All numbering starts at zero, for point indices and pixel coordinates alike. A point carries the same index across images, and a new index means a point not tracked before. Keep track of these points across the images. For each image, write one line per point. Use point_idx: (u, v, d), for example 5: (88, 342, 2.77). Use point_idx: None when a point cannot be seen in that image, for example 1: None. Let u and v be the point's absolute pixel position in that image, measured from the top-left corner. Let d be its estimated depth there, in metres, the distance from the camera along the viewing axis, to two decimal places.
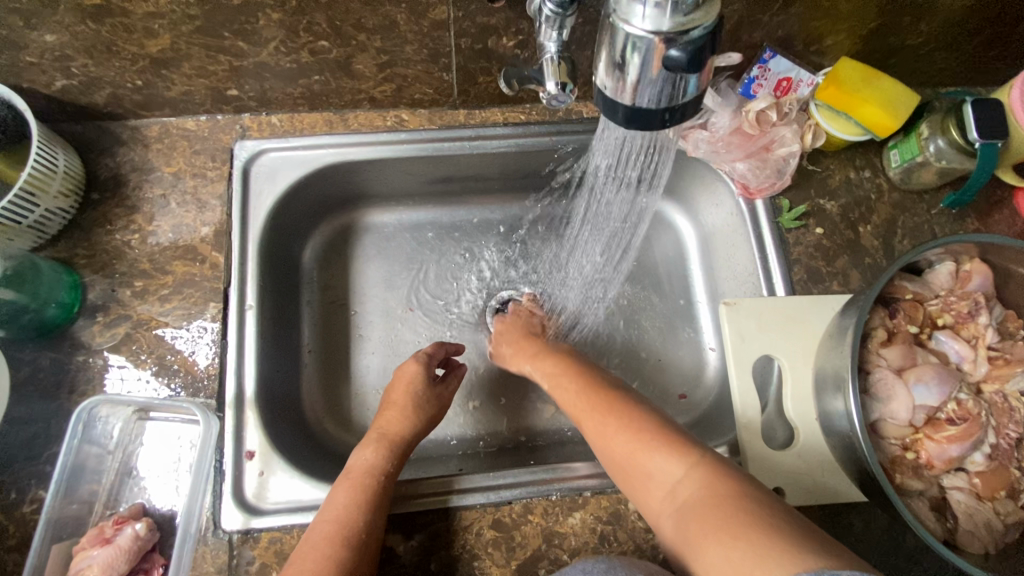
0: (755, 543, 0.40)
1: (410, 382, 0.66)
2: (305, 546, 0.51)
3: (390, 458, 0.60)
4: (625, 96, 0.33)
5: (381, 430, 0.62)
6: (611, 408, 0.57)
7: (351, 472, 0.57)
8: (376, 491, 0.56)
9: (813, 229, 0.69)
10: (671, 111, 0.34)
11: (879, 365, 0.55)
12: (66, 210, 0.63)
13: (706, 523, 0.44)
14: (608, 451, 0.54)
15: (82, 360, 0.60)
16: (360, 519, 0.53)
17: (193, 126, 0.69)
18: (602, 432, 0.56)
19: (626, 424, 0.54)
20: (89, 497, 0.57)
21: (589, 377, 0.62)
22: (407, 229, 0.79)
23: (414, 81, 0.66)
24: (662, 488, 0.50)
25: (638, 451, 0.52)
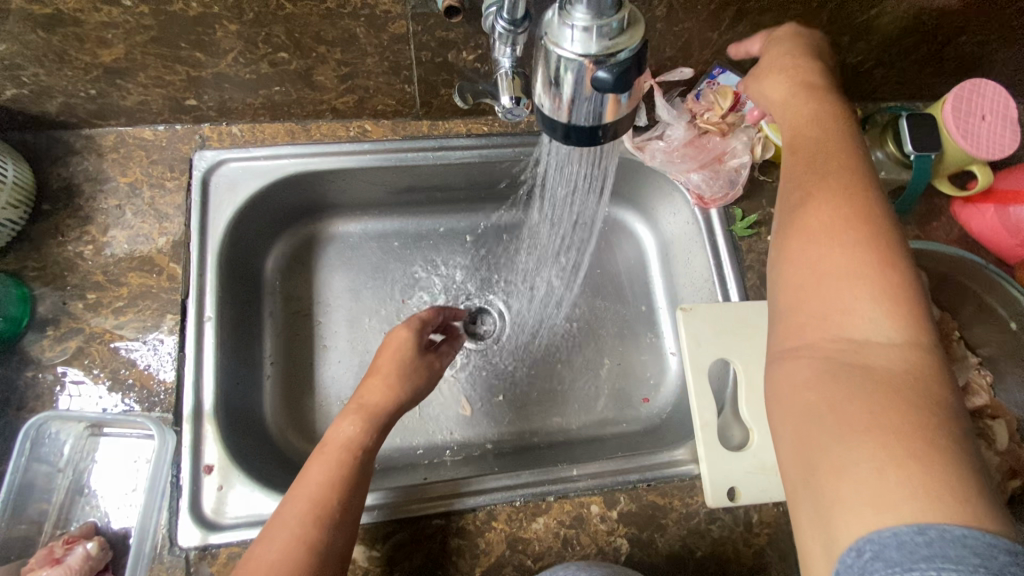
0: (906, 462, 0.32)
1: (399, 348, 0.64)
2: (274, 525, 0.50)
3: (370, 432, 0.58)
4: (561, 115, 0.35)
5: (360, 401, 0.60)
6: (866, 232, 0.39)
7: (329, 448, 0.55)
8: (353, 467, 0.54)
9: (765, 237, 0.72)
10: (605, 128, 0.36)
11: None
12: (16, 221, 0.62)
13: (870, 408, 0.34)
14: (809, 270, 0.40)
15: (31, 375, 0.59)
16: (337, 498, 0.51)
17: (151, 135, 0.68)
18: (826, 253, 0.40)
19: (867, 255, 0.38)
20: (39, 517, 0.55)
21: (834, 197, 0.41)
22: (373, 237, 0.80)
23: (376, 92, 0.66)
24: (840, 333, 0.38)
25: (852, 287, 0.38)
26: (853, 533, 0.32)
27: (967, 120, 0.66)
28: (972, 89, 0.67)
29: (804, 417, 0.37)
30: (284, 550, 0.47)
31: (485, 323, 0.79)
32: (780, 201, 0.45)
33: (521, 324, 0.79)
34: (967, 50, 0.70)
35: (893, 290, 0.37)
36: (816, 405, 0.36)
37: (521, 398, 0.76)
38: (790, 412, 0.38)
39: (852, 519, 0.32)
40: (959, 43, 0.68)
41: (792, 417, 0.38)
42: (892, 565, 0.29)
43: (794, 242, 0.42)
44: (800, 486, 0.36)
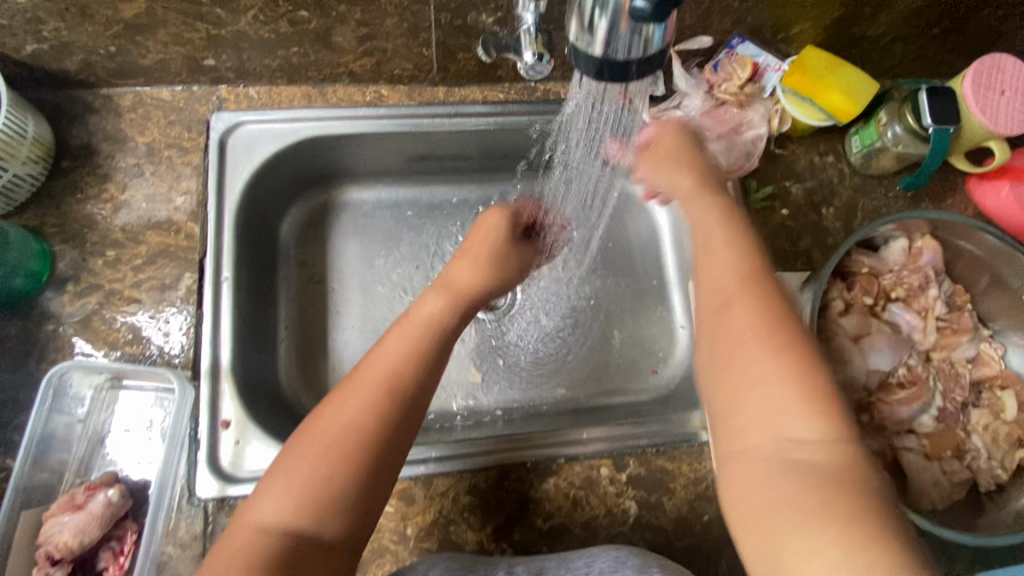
0: (864, 554, 0.33)
1: (492, 233, 0.67)
2: (347, 391, 0.49)
3: (454, 309, 0.59)
4: (596, 49, 0.35)
5: (452, 278, 0.62)
6: (781, 332, 0.43)
7: (413, 320, 0.56)
8: (432, 339, 0.55)
9: (778, 210, 0.73)
10: (639, 64, 0.36)
11: (838, 333, 0.57)
12: (36, 177, 0.62)
13: (822, 507, 0.36)
14: (737, 371, 0.42)
15: (51, 329, 0.59)
16: (413, 372, 0.51)
17: (169, 96, 0.68)
18: (751, 356, 0.42)
19: (787, 354, 0.41)
20: (60, 466, 0.56)
21: (748, 296, 0.44)
22: (386, 205, 0.80)
23: (393, 56, 0.66)
24: (779, 434, 0.39)
25: (781, 386, 0.40)
26: None
27: (987, 94, 0.65)
28: (992, 64, 0.66)
29: (763, 521, 0.38)
30: (362, 411, 0.47)
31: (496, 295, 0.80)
32: (700, 305, 0.48)
33: (532, 296, 0.80)
34: (990, 24, 0.69)
35: (815, 383, 0.40)
36: (772, 507, 0.37)
37: (532, 366, 0.77)
38: (748, 515, 0.39)
39: None
40: (981, 17, 0.68)
41: (750, 520, 0.38)
42: None
43: (723, 344, 0.44)
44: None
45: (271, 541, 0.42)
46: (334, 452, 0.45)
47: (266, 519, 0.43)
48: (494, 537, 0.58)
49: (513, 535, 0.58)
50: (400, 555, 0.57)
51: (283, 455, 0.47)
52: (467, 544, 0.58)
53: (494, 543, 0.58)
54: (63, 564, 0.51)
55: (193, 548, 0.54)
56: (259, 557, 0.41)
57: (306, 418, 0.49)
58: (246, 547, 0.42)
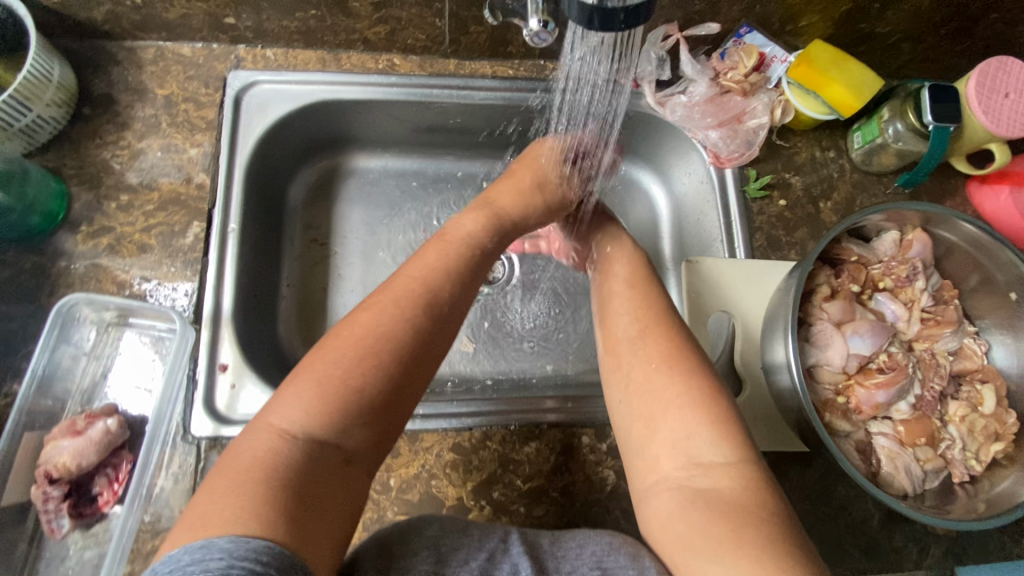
0: (762, 558, 0.39)
1: (538, 158, 0.69)
2: (379, 301, 0.51)
3: (489, 233, 0.61)
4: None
5: (495, 202, 0.65)
6: (684, 371, 0.52)
7: (453, 236, 0.59)
8: (467, 258, 0.57)
9: (776, 200, 0.74)
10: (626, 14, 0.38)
11: (821, 318, 0.58)
12: (58, 120, 0.64)
13: (726, 521, 0.42)
14: (649, 408, 0.52)
15: (63, 266, 0.62)
16: (446, 289, 0.54)
17: (189, 52, 0.70)
18: (660, 392, 0.52)
19: (691, 392, 0.51)
20: (63, 396, 0.58)
21: (658, 339, 0.55)
22: (392, 174, 0.82)
23: (407, 25, 0.68)
24: (687, 459, 0.48)
25: (686, 418, 0.50)
26: None
27: (990, 96, 0.66)
28: (997, 67, 0.67)
29: (676, 539, 0.44)
30: (391, 325, 0.49)
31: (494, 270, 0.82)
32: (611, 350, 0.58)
33: (529, 274, 0.82)
34: (998, 27, 0.69)
35: (712, 412, 0.50)
36: (681, 526, 0.45)
37: (523, 340, 0.79)
38: (664, 537, 0.46)
39: None
40: (989, 20, 0.69)
41: (667, 540, 0.45)
42: None
43: (638, 381, 0.54)
44: None
45: (294, 443, 0.42)
46: (366, 362, 0.46)
47: (291, 419, 0.43)
48: (474, 494, 0.60)
49: (492, 494, 0.60)
50: (381, 505, 0.58)
51: (307, 361, 0.47)
52: (447, 499, 0.59)
53: (474, 499, 0.60)
54: (61, 484, 0.53)
55: (185, 482, 0.56)
56: (282, 458, 0.41)
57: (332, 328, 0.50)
58: (268, 447, 0.41)
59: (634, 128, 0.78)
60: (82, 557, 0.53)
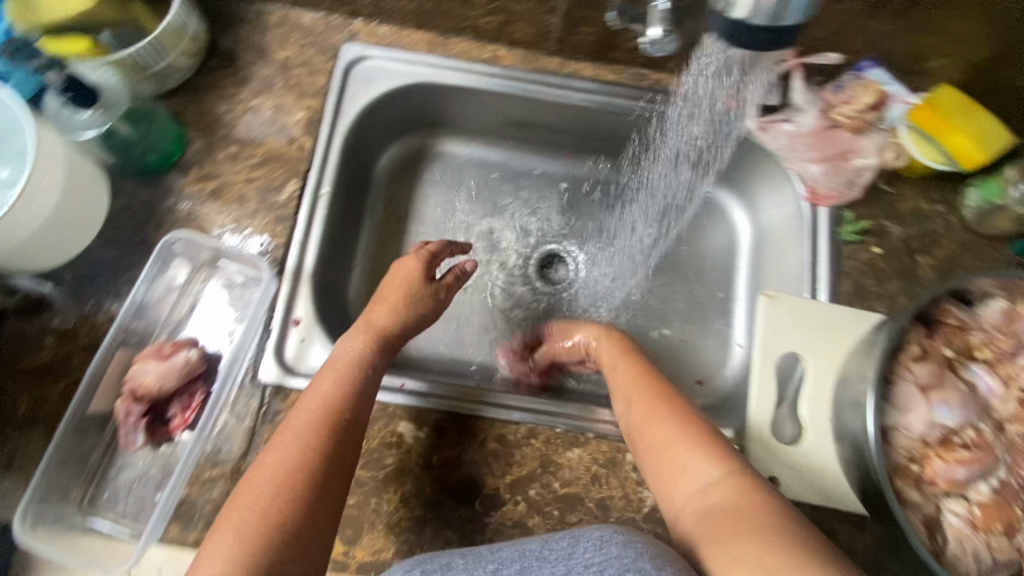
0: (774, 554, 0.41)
1: (409, 274, 0.67)
2: (282, 433, 0.53)
3: (376, 348, 0.61)
4: (735, 12, 0.39)
5: (369, 320, 0.63)
6: (668, 407, 0.57)
7: (337, 364, 0.58)
8: (361, 381, 0.57)
9: (870, 247, 0.70)
10: (779, 35, 0.39)
11: (906, 379, 0.54)
12: (186, 68, 0.69)
13: (736, 528, 0.44)
14: (651, 445, 0.55)
15: (170, 203, 0.66)
16: (347, 410, 0.55)
17: (310, 21, 0.74)
18: (649, 428, 0.56)
19: (680, 423, 0.55)
20: (154, 323, 0.63)
21: (644, 390, 0.59)
22: (475, 163, 0.84)
23: (518, 18, 0.69)
24: (694, 485, 0.50)
25: (679, 445, 0.53)
26: None
27: None
28: None
29: (707, 547, 0.45)
30: (297, 451, 0.51)
31: (558, 270, 0.83)
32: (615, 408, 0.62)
33: (593, 281, 0.82)
34: None
35: (700, 439, 0.53)
36: (705, 538, 0.46)
37: None
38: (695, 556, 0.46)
39: None
40: None
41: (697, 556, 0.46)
42: None
43: (634, 424, 0.58)
44: None
45: None
46: (282, 495, 0.48)
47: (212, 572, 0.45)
48: (511, 489, 0.60)
49: (529, 491, 0.60)
50: (421, 480, 0.60)
51: (227, 506, 0.49)
52: (484, 488, 0.60)
53: (510, 494, 0.60)
54: (142, 403, 0.58)
55: (246, 422, 0.60)
56: None
57: (246, 473, 0.51)
58: None
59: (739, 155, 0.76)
60: (148, 473, 0.58)
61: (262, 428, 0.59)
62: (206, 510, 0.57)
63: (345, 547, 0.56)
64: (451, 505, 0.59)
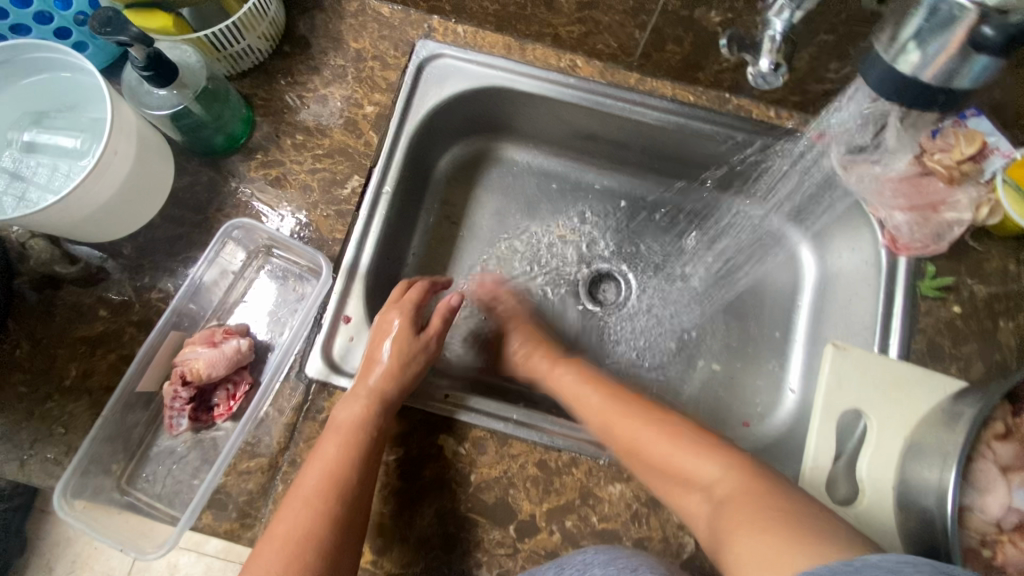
0: (786, 535, 0.42)
1: (399, 332, 0.63)
2: (290, 499, 0.52)
3: (379, 413, 0.57)
4: (903, 65, 0.43)
5: (368, 386, 0.59)
6: (649, 414, 0.60)
7: (337, 431, 0.55)
8: (366, 445, 0.55)
9: (950, 305, 0.66)
10: (945, 95, 0.44)
11: (985, 456, 0.51)
12: (261, 51, 0.68)
13: (746, 515, 0.46)
14: (641, 453, 0.57)
15: (233, 187, 0.66)
16: (354, 474, 0.53)
17: (388, 13, 0.73)
18: (636, 434, 0.58)
19: (665, 429, 0.58)
20: (206, 306, 0.63)
21: (627, 403, 0.62)
22: (535, 172, 0.82)
23: (603, 30, 0.67)
24: (699, 486, 0.52)
25: (670, 449, 0.55)
26: None
27: None
28: None
29: (726, 540, 0.46)
30: (306, 522, 0.50)
31: (607, 290, 0.80)
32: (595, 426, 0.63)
33: (646, 306, 0.79)
34: None
35: (694, 441, 0.56)
36: (722, 532, 0.47)
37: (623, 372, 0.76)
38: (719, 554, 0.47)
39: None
40: None
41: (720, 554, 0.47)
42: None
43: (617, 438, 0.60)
44: None
45: None
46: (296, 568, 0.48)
47: None
48: (547, 517, 0.58)
49: (565, 521, 0.58)
50: (456, 497, 0.58)
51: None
52: (519, 512, 0.58)
53: (546, 522, 0.58)
54: (189, 388, 0.57)
55: (287, 416, 0.59)
56: None
57: (258, 542, 0.51)
58: None
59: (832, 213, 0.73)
60: (187, 457, 0.58)
61: (304, 424, 0.59)
62: (240, 501, 0.56)
63: (373, 556, 0.55)
64: (484, 526, 0.57)
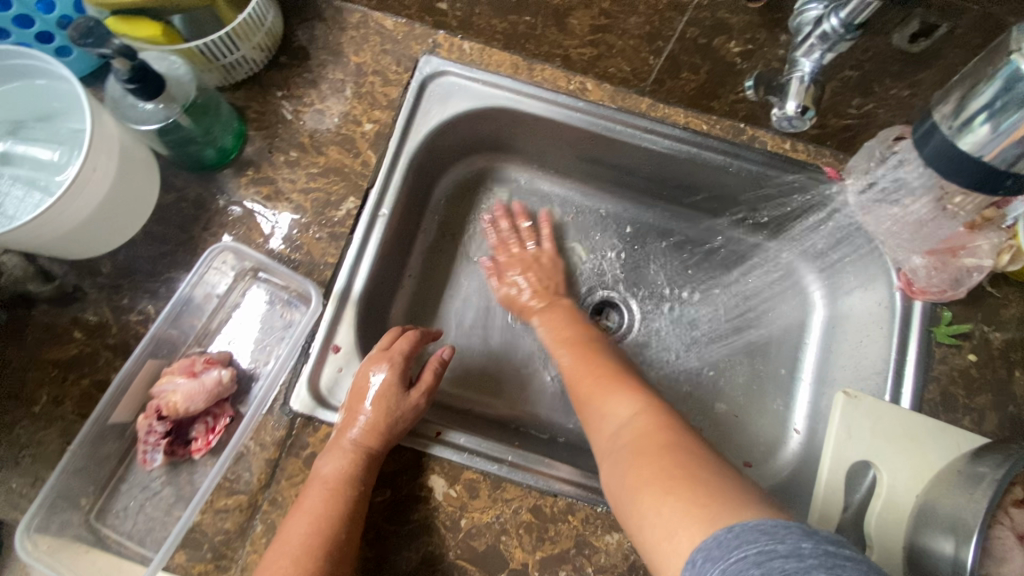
0: (687, 480, 0.41)
1: (387, 384, 0.58)
2: (270, 557, 0.49)
3: (364, 469, 0.54)
4: (966, 140, 0.42)
5: (353, 440, 0.55)
6: (590, 360, 0.60)
7: (318, 485, 0.52)
8: (352, 501, 0.52)
9: (965, 353, 0.63)
10: (1013, 181, 0.41)
11: (1003, 524, 0.48)
12: (256, 62, 0.65)
13: (646, 456, 0.45)
14: (581, 399, 0.57)
15: (221, 204, 0.62)
16: (341, 530, 0.50)
17: (391, 26, 0.69)
18: (580, 379, 0.59)
19: (601, 373, 0.58)
20: (188, 331, 0.59)
21: (579, 350, 0.63)
22: (539, 194, 0.79)
23: (616, 54, 0.64)
24: (615, 427, 0.51)
25: (599, 394, 0.55)
26: (679, 549, 0.37)
27: None
28: None
29: (625, 481, 0.45)
30: None
31: (610, 318, 0.77)
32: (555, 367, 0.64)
33: (648, 337, 0.76)
34: None
35: (623, 385, 0.55)
36: (621, 473, 0.46)
37: None
38: (616, 492, 0.46)
39: (668, 537, 0.38)
40: None
41: (618, 492, 0.45)
42: (719, 558, 0.33)
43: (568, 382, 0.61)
44: (634, 531, 0.43)
45: None
46: None
47: None
48: (540, 567, 0.55)
49: (559, 571, 0.55)
50: (445, 543, 0.55)
51: None
52: (511, 561, 0.55)
53: (538, 572, 0.55)
54: (166, 421, 0.55)
55: (269, 452, 0.56)
56: None
57: None
58: None
59: (854, 263, 0.70)
60: (161, 493, 0.54)
61: (286, 461, 0.55)
62: (215, 542, 0.53)
63: None
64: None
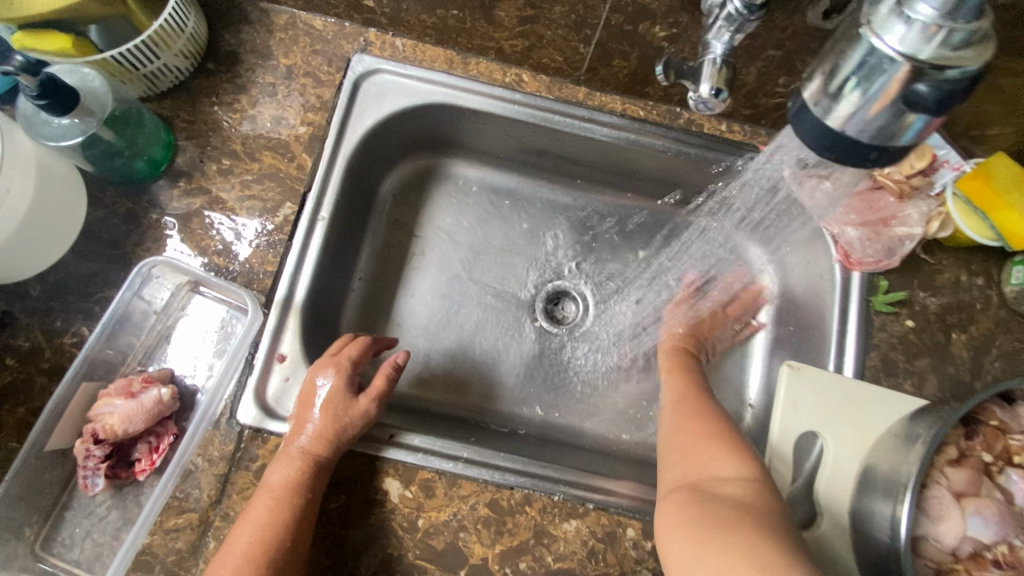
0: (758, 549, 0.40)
1: (333, 390, 0.58)
2: (216, 567, 0.48)
3: (312, 476, 0.53)
4: (834, 116, 0.36)
5: (302, 447, 0.54)
6: (702, 417, 0.58)
7: (266, 493, 0.52)
8: (300, 507, 0.51)
9: (903, 319, 0.65)
10: (880, 152, 0.37)
11: (938, 483, 0.50)
12: (181, 70, 0.63)
13: (729, 516, 0.44)
14: (676, 447, 0.56)
15: (154, 218, 0.61)
16: (286, 536, 0.50)
17: (320, 25, 0.68)
18: (687, 429, 0.57)
19: (714, 429, 0.56)
20: (126, 349, 0.58)
21: (696, 405, 0.61)
22: (488, 188, 0.79)
23: (548, 44, 0.64)
24: (712, 475, 0.50)
25: (705, 445, 0.54)
26: None
27: None
28: None
29: (692, 522, 0.46)
30: None
31: (566, 309, 0.77)
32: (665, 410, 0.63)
33: (602, 324, 0.77)
34: None
35: (733, 445, 0.53)
36: (691, 514, 0.47)
37: (581, 395, 0.73)
38: (677, 530, 0.47)
39: None
40: None
41: (678, 534, 0.46)
42: None
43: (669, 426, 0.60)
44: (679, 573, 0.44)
45: None
46: None
47: None
48: (500, 560, 0.55)
49: (519, 563, 0.55)
50: (403, 544, 0.55)
51: None
52: (470, 557, 0.55)
53: (499, 565, 0.55)
54: (104, 445, 0.53)
55: (217, 467, 0.55)
56: None
57: None
58: None
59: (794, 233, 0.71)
60: (108, 517, 0.53)
61: (236, 475, 0.55)
62: (168, 562, 0.52)
63: None
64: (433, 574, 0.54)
